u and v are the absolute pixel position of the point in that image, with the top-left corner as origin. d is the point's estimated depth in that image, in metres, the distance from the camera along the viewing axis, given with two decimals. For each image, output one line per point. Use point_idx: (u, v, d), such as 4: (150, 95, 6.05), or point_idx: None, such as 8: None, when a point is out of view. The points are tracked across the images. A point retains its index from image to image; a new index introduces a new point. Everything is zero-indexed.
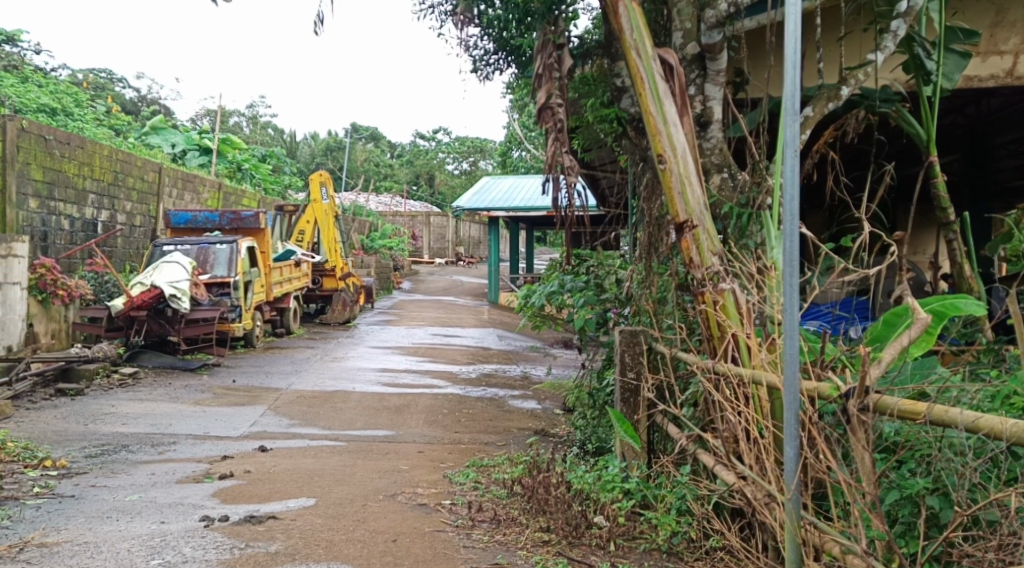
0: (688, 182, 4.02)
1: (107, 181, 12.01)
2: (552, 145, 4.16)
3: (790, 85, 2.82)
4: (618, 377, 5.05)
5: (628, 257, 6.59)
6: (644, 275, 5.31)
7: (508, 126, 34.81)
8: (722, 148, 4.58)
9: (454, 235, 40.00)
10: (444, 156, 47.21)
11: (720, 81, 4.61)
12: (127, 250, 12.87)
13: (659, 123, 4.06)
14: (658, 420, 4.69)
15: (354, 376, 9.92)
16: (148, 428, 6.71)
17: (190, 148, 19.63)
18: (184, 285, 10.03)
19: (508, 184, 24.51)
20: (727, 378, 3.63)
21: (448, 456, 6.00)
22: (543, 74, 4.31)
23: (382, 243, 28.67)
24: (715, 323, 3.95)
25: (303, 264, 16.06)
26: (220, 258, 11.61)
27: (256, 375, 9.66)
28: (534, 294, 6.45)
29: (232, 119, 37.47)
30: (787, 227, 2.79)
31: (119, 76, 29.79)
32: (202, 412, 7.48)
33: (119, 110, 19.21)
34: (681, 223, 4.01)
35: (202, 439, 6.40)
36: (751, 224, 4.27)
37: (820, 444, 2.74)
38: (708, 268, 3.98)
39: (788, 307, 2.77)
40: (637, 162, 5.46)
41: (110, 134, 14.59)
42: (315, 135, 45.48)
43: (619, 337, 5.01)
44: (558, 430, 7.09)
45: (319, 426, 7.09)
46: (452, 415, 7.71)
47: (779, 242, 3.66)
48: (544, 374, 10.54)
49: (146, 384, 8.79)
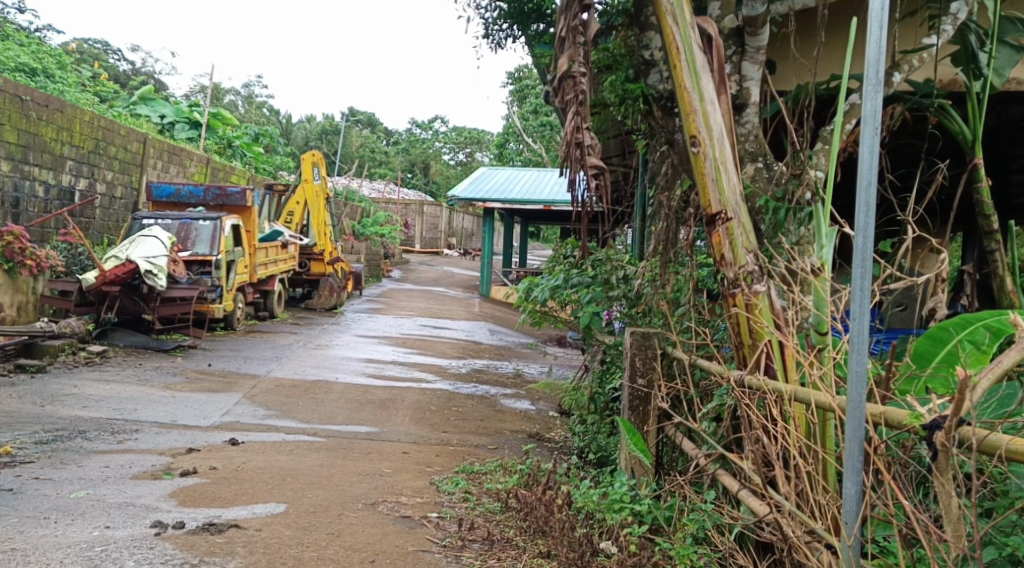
0: (723, 168, 3.56)
1: (86, 148, 11.44)
2: (573, 120, 3.78)
3: (874, 48, 2.32)
4: (627, 382, 4.60)
5: (637, 252, 6.16)
6: (657, 273, 4.92)
7: (507, 118, 34.33)
8: (757, 135, 4.09)
9: (447, 225, 39.53)
10: (440, 145, 46.68)
11: (759, 60, 4.14)
12: (106, 222, 12.32)
13: (694, 100, 3.58)
14: (673, 433, 4.25)
15: (338, 365, 9.42)
16: (110, 413, 6.19)
17: (179, 120, 19.03)
18: (161, 261, 9.47)
19: (505, 175, 23.98)
20: (762, 392, 3.17)
21: (436, 460, 5.51)
22: (565, 38, 3.84)
23: (374, 230, 28.21)
24: (747, 329, 3.49)
25: (290, 246, 15.53)
26: (202, 234, 11.07)
27: (233, 360, 9.15)
28: (536, 287, 5.98)
29: (226, 97, 36.83)
30: (861, 218, 2.31)
31: (113, 47, 29.12)
32: (171, 397, 6.97)
33: (106, 78, 18.59)
34: (714, 214, 3.54)
35: (168, 427, 5.89)
36: (788, 220, 3.81)
37: (890, 481, 2.27)
38: (743, 267, 3.51)
39: (859, 312, 2.29)
40: (658, 149, 5.03)
41: (94, 101, 14.00)
42: (311, 117, 44.86)
43: (630, 339, 4.59)
44: (554, 435, 6.62)
45: (297, 419, 6.60)
46: (440, 413, 7.23)
47: (830, 240, 3.15)
48: (539, 374, 10.05)
49: (114, 364, 8.26)
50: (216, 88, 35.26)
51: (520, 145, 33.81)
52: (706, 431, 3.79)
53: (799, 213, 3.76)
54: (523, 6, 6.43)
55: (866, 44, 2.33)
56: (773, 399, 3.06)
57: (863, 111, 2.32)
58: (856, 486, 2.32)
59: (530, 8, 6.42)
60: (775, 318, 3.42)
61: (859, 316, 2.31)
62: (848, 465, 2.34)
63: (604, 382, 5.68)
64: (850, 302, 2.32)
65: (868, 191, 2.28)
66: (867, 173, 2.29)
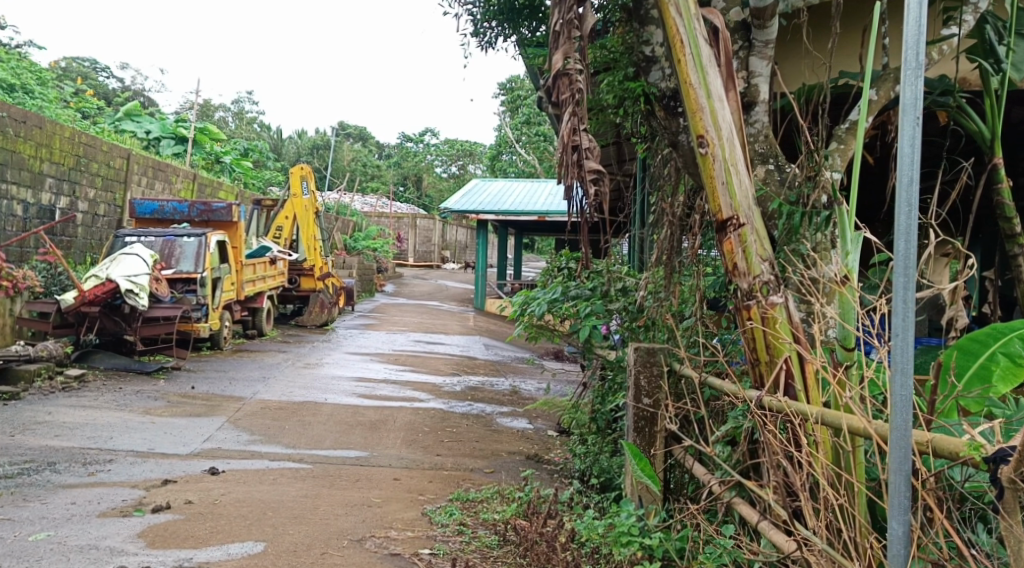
0: (734, 170, 3.28)
1: (67, 165, 11.14)
2: (569, 121, 3.52)
3: (912, 28, 2.03)
4: (631, 401, 4.31)
5: (637, 263, 5.87)
6: (661, 287, 4.67)
7: (500, 130, 34.14)
8: (768, 135, 3.84)
9: (440, 238, 39.22)
10: (432, 159, 46.48)
11: (768, 54, 3.88)
12: (89, 241, 12.00)
13: (701, 96, 3.30)
14: (681, 456, 3.96)
15: (328, 385, 9.09)
16: (84, 441, 5.85)
17: (165, 136, 18.75)
18: (142, 280, 9.13)
19: (498, 187, 23.77)
20: (784, 415, 2.88)
21: (429, 487, 5.19)
22: (560, 32, 3.56)
23: (366, 244, 27.92)
24: (763, 344, 3.20)
25: (279, 262, 15.20)
26: (187, 251, 10.76)
27: (218, 381, 8.82)
28: (533, 301, 5.67)
29: (216, 113, 36.62)
30: (903, 219, 2.02)
31: (103, 65, 28.91)
32: (150, 422, 6.63)
33: (91, 94, 18.33)
34: (724, 219, 3.26)
35: (145, 456, 5.56)
36: (803, 225, 3.54)
37: (944, 522, 1.97)
38: (757, 277, 3.24)
39: (902, 328, 1.99)
40: (658, 156, 4.77)
41: (77, 117, 13.72)
42: (303, 133, 44.63)
43: (632, 356, 4.29)
44: (553, 456, 6.32)
45: (282, 443, 6.27)
46: (433, 434, 6.91)
47: (856, 246, 2.87)
48: (536, 390, 9.74)
49: (93, 388, 7.92)
50: (207, 105, 35.03)
51: (513, 157, 33.53)
52: (718, 455, 3.48)
53: (815, 218, 3.51)
54: (513, 3, 6.16)
55: (905, 21, 2.05)
56: (797, 422, 2.77)
57: (902, 99, 2.02)
58: (905, 527, 2.01)
59: (522, 6, 6.15)
60: (793, 331, 3.15)
61: (902, 331, 2.01)
62: (894, 503, 2.04)
63: (606, 400, 5.40)
64: (892, 316, 2.02)
65: (910, 189, 1.98)
66: (909, 167, 1.99)
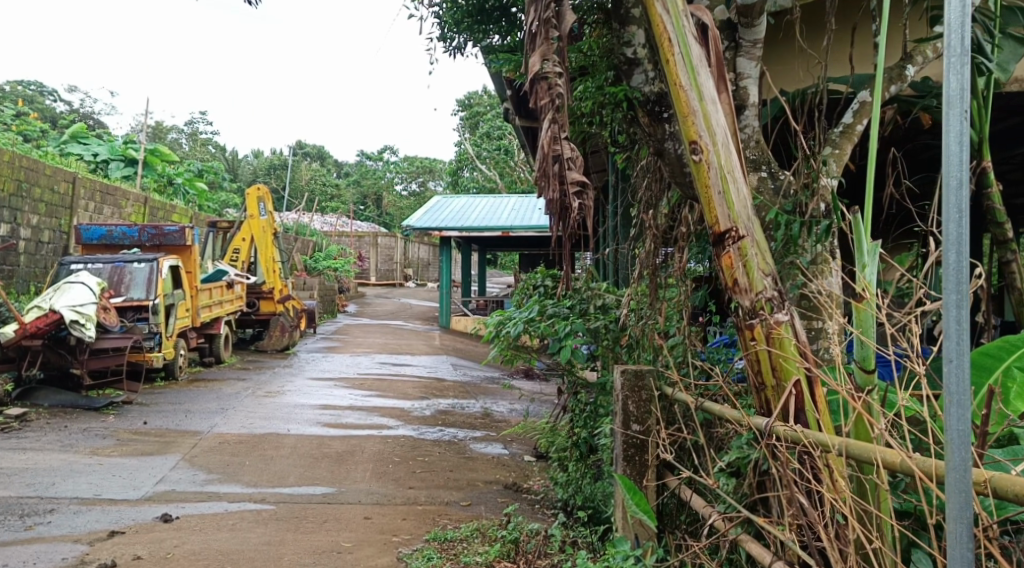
0: (731, 177, 3.02)
1: (7, 192, 10.55)
2: (550, 129, 3.25)
3: (956, 10, 1.73)
4: (619, 428, 4.05)
5: (619, 280, 5.56)
6: (645, 305, 4.47)
7: (460, 146, 33.90)
8: (759, 140, 3.59)
9: (402, 256, 38.66)
10: (392, 176, 46.04)
11: (756, 55, 3.64)
12: (32, 270, 11.39)
13: (692, 98, 3.04)
14: (675, 486, 3.70)
15: (290, 414, 8.63)
16: (22, 490, 5.36)
17: (114, 158, 18.12)
18: (89, 309, 8.61)
19: (460, 203, 23.47)
20: (800, 446, 2.61)
21: (402, 527, 4.82)
22: (537, 33, 3.28)
23: (327, 264, 27.37)
24: (768, 368, 2.94)
25: (236, 286, 14.66)
26: (137, 278, 10.24)
27: (173, 415, 8.32)
28: (509, 322, 5.27)
29: (170, 135, 35.83)
30: (952, 228, 1.69)
31: (50, 89, 28.10)
32: (98, 464, 6.15)
33: (35, 117, 17.67)
34: (722, 232, 2.99)
35: (90, 504, 5.11)
36: (802, 235, 3.33)
37: None
38: (759, 293, 2.98)
39: (957, 354, 1.66)
40: (640, 163, 4.52)
41: (18, 140, 13.09)
42: (259, 153, 43.91)
43: (620, 380, 4.03)
44: (533, 485, 6.00)
45: (242, 482, 5.85)
46: (404, 465, 6.53)
47: (874, 258, 2.53)
48: (508, 412, 9.39)
49: (35, 428, 7.38)
50: (159, 127, 34.23)
51: (474, 173, 33.29)
52: (721, 488, 3.20)
53: (814, 228, 3.29)
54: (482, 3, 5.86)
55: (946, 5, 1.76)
56: (817, 455, 2.51)
57: (945, 91, 1.72)
58: None
59: (491, 8, 5.83)
60: (801, 350, 2.92)
61: (957, 356, 1.68)
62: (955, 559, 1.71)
63: (591, 426, 5.09)
64: (944, 341, 1.70)
65: (960, 192, 1.67)
66: (956, 168, 1.68)
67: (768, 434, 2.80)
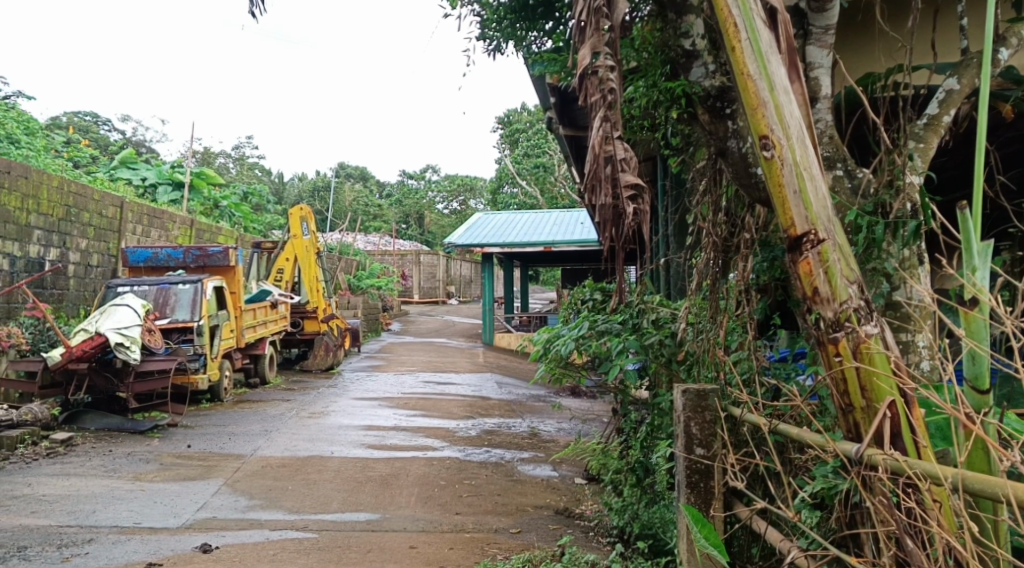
0: (808, 175, 2.73)
1: (57, 216, 10.64)
2: (601, 128, 2.99)
3: None
4: (681, 453, 3.74)
5: (673, 293, 5.24)
6: (704, 319, 4.18)
7: (501, 163, 33.85)
8: (833, 135, 3.30)
9: (445, 274, 38.61)
10: (433, 195, 46.20)
11: (827, 43, 3.36)
12: (81, 293, 11.48)
13: (762, 89, 2.77)
14: (745, 517, 3.41)
15: (334, 436, 8.46)
16: (63, 518, 5.24)
17: (161, 181, 18.36)
18: (133, 332, 8.56)
19: (502, 219, 23.27)
20: (904, 476, 2.31)
21: (449, 557, 4.56)
22: (587, 23, 3.03)
23: (370, 283, 27.45)
24: (855, 385, 2.63)
25: (280, 306, 14.64)
26: (182, 299, 10.23)
27: (217, 438, 8.20)
28: (557, 340, 4.97)
29: (218, 160, 36.52)
30: None
31: (104, 118, 28.89)
32: (140, 490, 6.03)
33: (85, 144, 18.01)
34: (799, 236, 2.70)
35: (130, 533, 4.96)
36: (886, 238, 3.04)
37: None
38: (844, 303, 2.67)
39: None
40: (696, 163, 4.24)
41: (68, 167, 13.27)
42: (304, 175, 44.46)
43: (681, 401, 3.72)
44: (586, 510, 5.69)
45: (285, 508, 5.66)
46: (450, 489, 6.26)
47: (984, 262, 2.22)
48: (556, 432, 9.10)
49: (80, 452, 7.32)
50: (208, 152, 34.92)
51: (515, 189, 33.16)
52: (802, 522, 2.90)
53: (901, 229, 2.99)
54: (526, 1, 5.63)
55: None
56: (925, 487, 2.23)
57: None
58: None
59: (536, 3, 5.62)
60: (894, 366, 2.62)
61: None
62: None
63: (647, 450, 4.77)
64: None
65: None
66: None
67: (861, 461, 2.53)
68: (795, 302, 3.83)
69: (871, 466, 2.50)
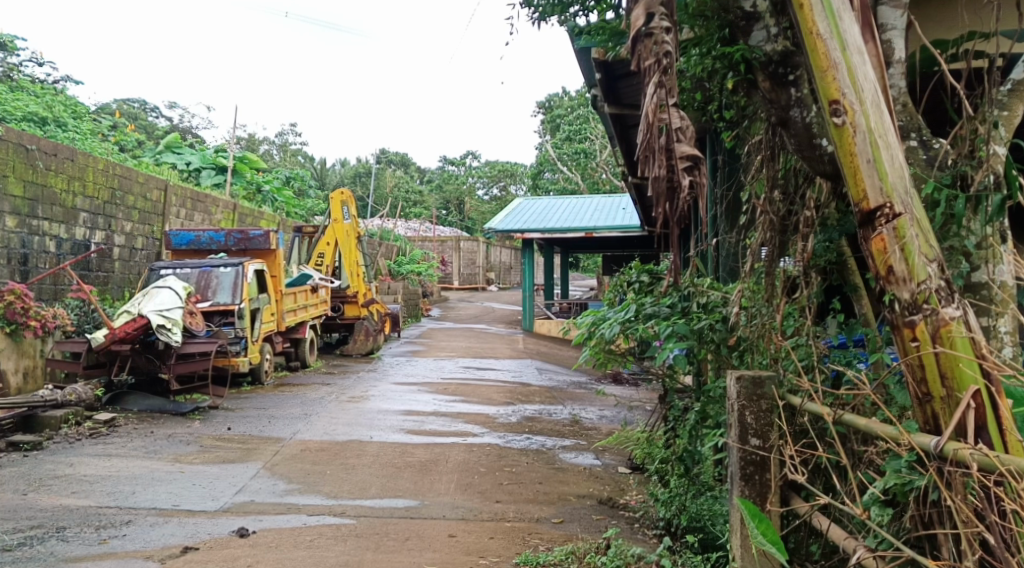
0: (883, 143, 2.51)
1: (102, 199, 10.73)
2: (656, 95, 2.84)
3: None
4: (734, 444, 3.53)
5: (723, 277, 5.01)
6: (758, 303, 3.96)
7: (541, 148, 33.55)
8: (908, 102, 3.04)
9: (484, 260, 38.57)
10: (474, 181, 46.15)
11: (901, 4, 3.09)
12: (126, 276, 11.59)
13: (833, 50, 2.55)
14: (805, 512, 3.19)
15: (373, 420, 8.39)
16: (102, 499, 5.22)
17: (205, 166, 18.50)
18: (175, 314, 8.57)
19: (543, 205, 23.03)
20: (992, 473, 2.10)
21: (489, 547, 4.42)
22: None
23: (411, 268, 27.49)
24: (934, 373, 2.41)
25: (321, 290, 14.66)
26: (224, 282, 10.25)
27: (257, 421, 8.19)
28: (603, 322, 4.76)
29: (262, 147, 36.89)
30: None
31: (152, 105, 29.34)
32: (179, 472, 6.01)
33: (131, 129, 18.22)
34: (872, 209, 2.48)
35: (167, 516, 4.91)
36: (966, 214, 2.78)
37: None
38: (922, 284, 2.43)
39: None
40: (751, 137, 4.01)
41: (113, 150, 13.39)
42: (345, 162, 44.71)
43: (735, 388, 3.51)
44: (630, 500, 5.51)
45: (323, 493, 5.58)
46: (490, 476, 6.12)
47: None
48: (598, 419, 8.91)
49: (122, 434, 7.35)
50: (252, 139, 35.28)
51: (556, 175, 32.86)
52: (870, 520, 2.67)
53: (985, 204, 2.73)
54: None
55: None
56: None
57: None
58: None
59: None
60: (980, 351, 2.39)
61: None
62: None
63: (696, 440, 4.57)
64: None
65: None
66: None
67: (941, 457, 2.31)
68: (851, 288, 3.64)
69: (951, 461, 2.29)
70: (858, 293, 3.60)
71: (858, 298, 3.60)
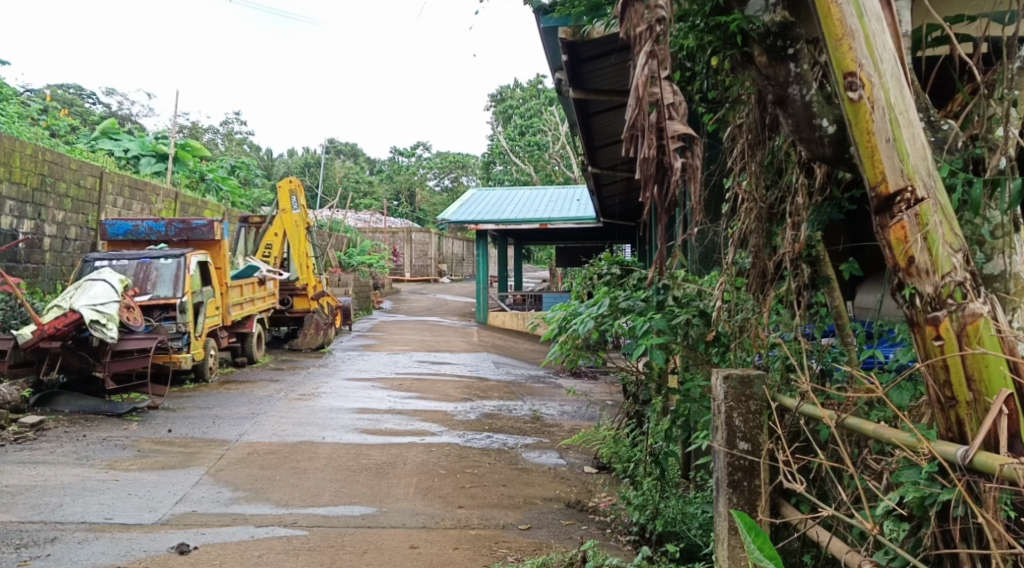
0: (904, 120, 2.26)
1: (30, 186, 10.04)
2: (647, 66, 2.56)
3: None
4: (722, 448, 3.27)
5: (694, 270, 4.77)
6: (742, 296, 3.71)
7: (494, 139, 33.17)
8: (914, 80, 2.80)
9: (437, 252, 38.07)
10: (425, 172, 45.57)
11: None
12: (58, 268, 10.91)
13: (850, 16, 2.30)
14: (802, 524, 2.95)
15: (325, 419, 7.99)
16: (25, 513, 4.75)
17: (144, 153, 17.71)
18: (111, 308, 8.03)
19: (497, 196, 22.72)
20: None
21: (455, 559, 4.10)
22: None
23: (361, 260, 26.90)
24: (960, 376, 2.16)
25: (269, 282, 14.10)
26: (164, 275, 9.70)
27: (200, 422, 7.72)
28: (574, 318, 4.46)
29: (206, 136, 35.73)
30: None
31: (88, 91, 28.11)
32: (113, 480, 5.55)
33: (64, 113, 17.32)
34: (892, 194, 2.23)
35: (99, 530, 4.48)
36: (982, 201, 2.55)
37: None
38: (947, 277, 2.18)
39: None
40: (737, 118, 3.77)
41: (43, 135, 12.61)
42: (293, 152, 43.65)
43: (723, 389, 3.25)
44: (599, 503, 5.25)
45: (273, 500, 5.20)
46: (450, 479, 5.80)
47: None
48: (559, 416, 8.65)
49: (52, 438, 6.81)
50: (195, 127, 34.15)
51: (509, 167, 32.54)
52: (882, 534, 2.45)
53: (1002, 189, 2.51)
54: None
55: None
56: None
57: None
58: None
59: None
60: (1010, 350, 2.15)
61: None
62: None
63: (670, 441, 4.34)
64: None
65: None
66: None
67: (969, 469, 2.08)
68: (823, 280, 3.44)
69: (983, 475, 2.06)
70: (830, 287, 3.39)
71: (832, 290, 3.39)
